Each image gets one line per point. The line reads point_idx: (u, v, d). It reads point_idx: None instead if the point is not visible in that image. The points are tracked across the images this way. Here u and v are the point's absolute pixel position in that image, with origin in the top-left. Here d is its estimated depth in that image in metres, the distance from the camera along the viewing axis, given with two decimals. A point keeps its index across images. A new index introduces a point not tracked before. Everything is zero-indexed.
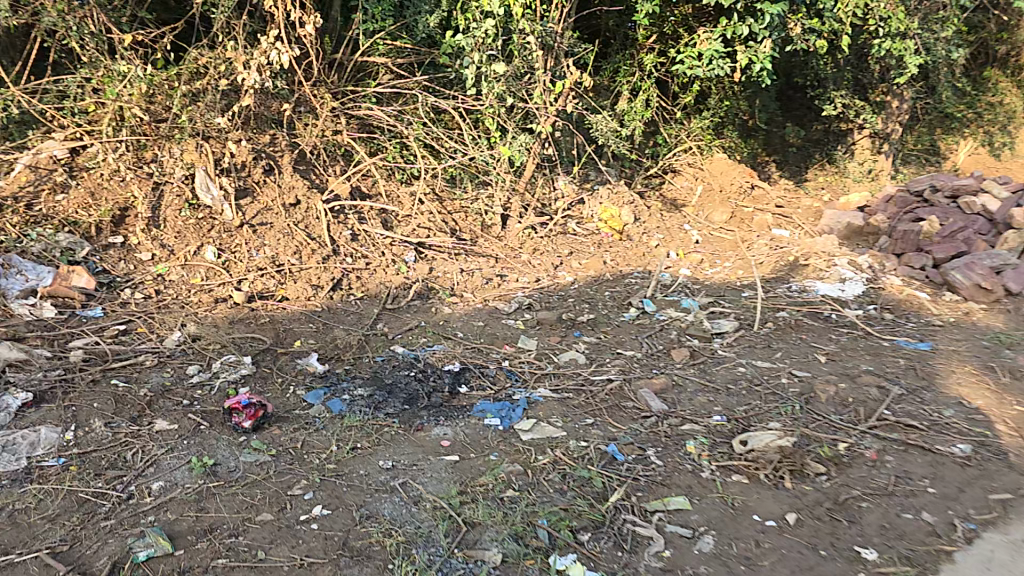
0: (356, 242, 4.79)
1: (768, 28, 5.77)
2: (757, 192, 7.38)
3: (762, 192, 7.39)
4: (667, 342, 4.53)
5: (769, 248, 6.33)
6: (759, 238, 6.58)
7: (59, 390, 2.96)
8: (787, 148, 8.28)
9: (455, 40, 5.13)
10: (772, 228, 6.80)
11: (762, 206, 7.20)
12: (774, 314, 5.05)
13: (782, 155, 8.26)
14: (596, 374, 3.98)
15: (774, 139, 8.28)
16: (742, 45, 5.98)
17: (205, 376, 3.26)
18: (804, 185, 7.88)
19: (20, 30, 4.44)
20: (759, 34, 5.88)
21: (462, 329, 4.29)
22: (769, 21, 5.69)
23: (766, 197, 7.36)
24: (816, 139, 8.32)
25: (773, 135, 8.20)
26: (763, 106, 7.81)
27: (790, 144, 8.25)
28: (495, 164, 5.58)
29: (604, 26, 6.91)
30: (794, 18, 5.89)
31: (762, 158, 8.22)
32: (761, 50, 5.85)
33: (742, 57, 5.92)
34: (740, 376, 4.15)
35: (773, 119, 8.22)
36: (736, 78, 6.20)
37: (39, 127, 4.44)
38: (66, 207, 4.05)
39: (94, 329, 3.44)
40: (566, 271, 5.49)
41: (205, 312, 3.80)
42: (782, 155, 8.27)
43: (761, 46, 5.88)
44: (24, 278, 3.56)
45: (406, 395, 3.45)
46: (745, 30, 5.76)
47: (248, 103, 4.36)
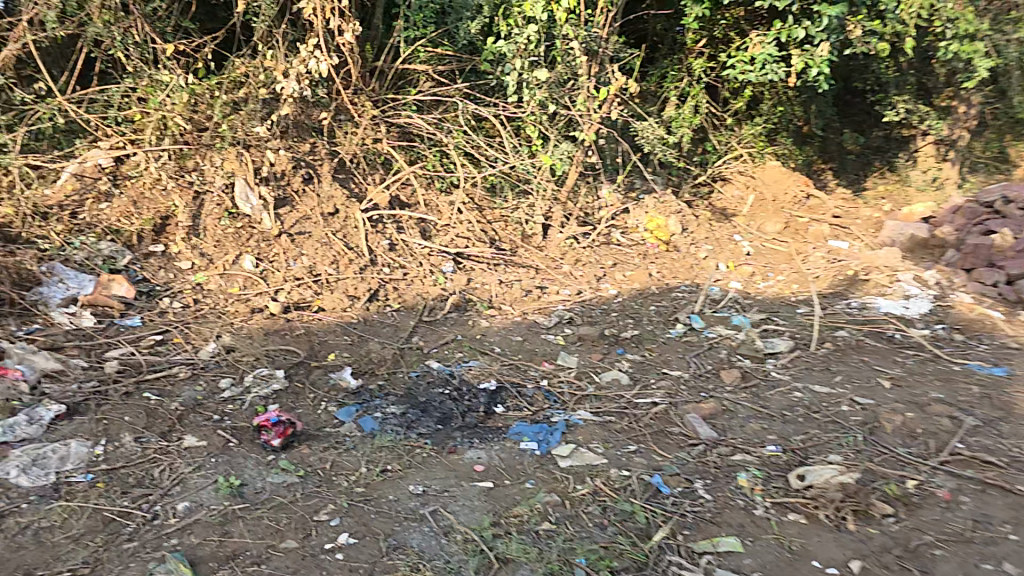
0: (394, 252, 4.70)
1: (826, 31, 5.43)
2: (814, 202, 7.05)
3: (819, 202, 7.08)
4: (716, 362, 4.28)
5: (827, 261, 5.99)
6: (816, 251, 6.24)
7: (93, 402, 2.83)
8: (844, 155, 7.89)
9: (496, 46, 5.01)
10: (829, 239, 6.46)
11: (818, 216, 6.87)
12: (833, 334, 4.74)
13: (839, 163, 7.87)
14: (639, 396, 3.77)
15: (831, 146, 7.87)
16: (797, 49, 5.69)
17: (237, 391, 3.15)
18: (864, 194, 7.49)
19: (68, 41, 4.52)
20: (816, 37, 5.57)
21: (499, 344, 4.14)
22: (827, 23, 5.35)
23: (823, 208, 7.01)
24: (875, 146, 7.89)
25: (831, 141, 7.81)
26: (820, 113, 7.40)
27: (848, 151, 7.86)
28: (536, 173, 5.43)
29: (651, 30, 6.71)
30: (853, 20, 5.52)
31: (819, 166, 7.83)
32: (817, 54, 5.54)
33: (797, 62, 5.63)
34: (797, 403, 3.87)
35: (830, 125, 7.71)
36: (791, 84, 5.89)
37: (84, 135, 4.50)
38: (109, 216, 4.07)
39: (132, 338, 3.38)
40: (609, 283, 5.29)
41: (241, 323, 3.75)
42: (839, 163, 7.89)
43: (818, 49, 5.57)
44: (65, 286, 3.56)
45: (440, 414, 3.32)
46: (800, 33, 5.46)
47: (287, 112, 4.32)
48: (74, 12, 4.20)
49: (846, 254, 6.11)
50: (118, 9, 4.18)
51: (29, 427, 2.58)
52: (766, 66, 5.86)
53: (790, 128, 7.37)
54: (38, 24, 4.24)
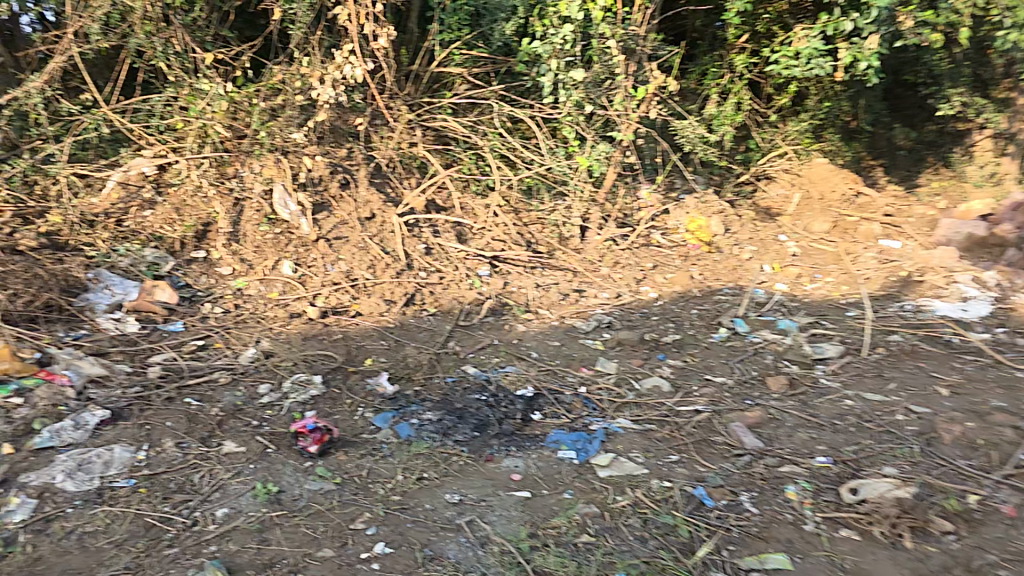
0: (430, 256, 4.69)
1: (875, 22, 5.22)
2: (863, 200, 6.78)
3: (868, 200, 6.81)
4: (762, 369, 4.14)
5: (878, 262, 5.75)
6: (866, 251, 5.99)
7: (136, 407, 2.83)
8: (895, 151, 7.59)
9: (532, 48, 4.93)
10: (879, 239, 6.21)
11: (868, 214, 6.61)
12: (885, 339, 4.53)
13: (889, 159, 7.60)
14: (680, 404, 3.67)
15: (880, 142, 7.61)
16: (844, 42, 5.49)
17: (275, 397, 3.15)
18: (916, 191, 7.20)
19: (112, 52, 4.63)
20: (864, 29, 5.36)
21: (536, 349, 4.08)
22: (876, 15, 5.14)
23: (874, 206, 6.74)
24: (929, 141, 7.45)
25: (880, 137, 7.51)
26: (869, 107, 7.14)
27: (899, 147, 7.51)
28: (573, 175, 5.34)
29: (691, 26, 6.57)
30: (904, 11, 5.29)
31: (868, 162, 7.58)
32: (866, 46, 5.32)
33: (845, 55, 5.41)
34: (848, 411, 3.71)
35: (880, 120, 7.49)
36: (838, 78, 5.68)
37: (129, 144, 4.60)
38: (153, 223, 4.16)
39: (174, 344, 3.42)
40: (649, 286, 5.17)
41: (280, 328, 3.78)
42: (890, 160, 7.61)
43: (867, 42, 5.36)
44: (110, 293, 3.62)
45: (477, 421, 3.27)
46: (848, 25, 5.25)
47: (322, 118, 4.35)
48: (118, 24, 4.30)
49: (898, 254, 5.86)
50: (160, 20, 4.27)
51: (75, 432, 2.58)
52: (812, 61, 5.67)
53: (838, 124, 7.13)
54: (83, 37, 4.35)
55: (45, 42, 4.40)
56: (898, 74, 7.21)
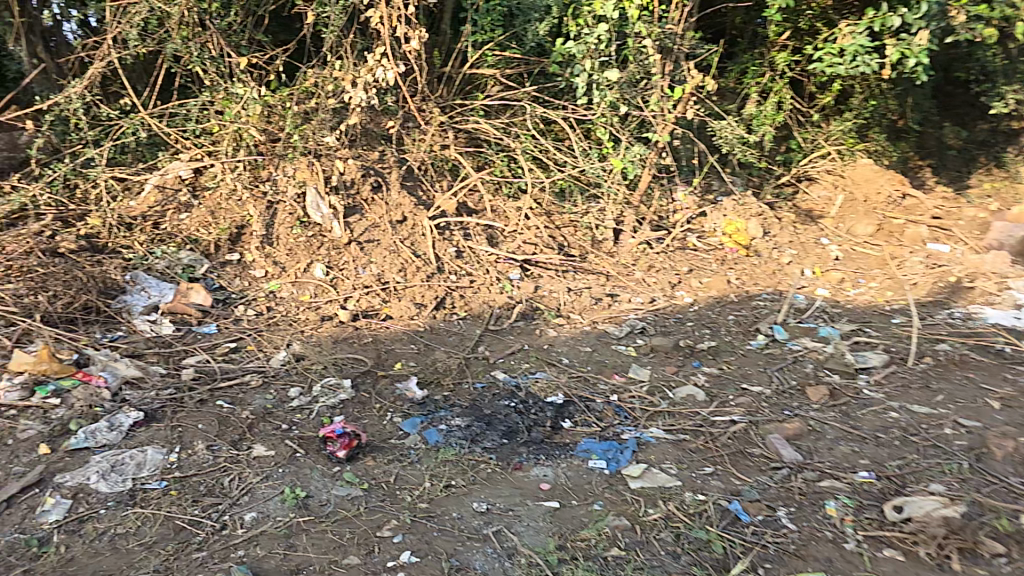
0: (461, 260, 4.66)
1: (925, 17, 5.03)
2: (909, 202, 6.54)
3: (915, 202, 6.56)
4: (801, 378, 4.00)
5: (925, 267, 5.53)
6: (912, 256, 5.77)
7: (169, 409, 2.85)
8: (944, 150, 7.28)
9: (566, 48, 4.88)
10: (927, 243, 5.99)
11: (914, 216, 6.37)
12: (933, 348, 4.33)
13: (938, 159, 7.28)
14: (716, 414, 3.57)
15: (929, 141, 7.24)
16: (892, 38, 5.29)
17: (305, 401, 3.14)
18: (966, 192, 6.92)
19: (150, 57, 4.71)
20: (913, 25, 5.17)
21: (568, 355, 4.01)
22: (926, 9, 4.96)
23: (921, 208, 6.48)
24: (979, 140, 7.23)
25: (929, 136, 7.25)
26: (916, 106, 6.90)
27: (949, 146, 7.24)
28: (607, 177, 5.24)
29: (730, 23, 6.41)
30: (957, 5, 5.09)
31: (915, 163, 7.23)
32: (915, 42, 5.12)
33: (893, 52, 5.21)
34: (892, 424, 3.56)
35: (929, 119, 7.19)
36: (884, 76, 5.49)
37: (166, 148, 4.68)
38: (188, 225, 4.23)
39: (208, 346, 3.46)
40: (684, 291, 5.06)
41: (311, 331, 3.79)
42: (938, 159, 7.30)
43: (916, 37, 5.16)
44: (147, 295, 3.68)
45: (506, 428, 3.22)
46: (896, 21, 5.07)
47: (354, 121, 4.37)
48: (155, 29, 4.38)
49: (947, 260, 5.65)
50: (196, 25, 4.33)
51: (109, 433, 2.60)
52: (857, 58, 5.49)
53: (883, 123, 6.90)
54: (122, 43, 4.44)
55: (85, 48, 4.50)
56: (950, 70, 7.03)
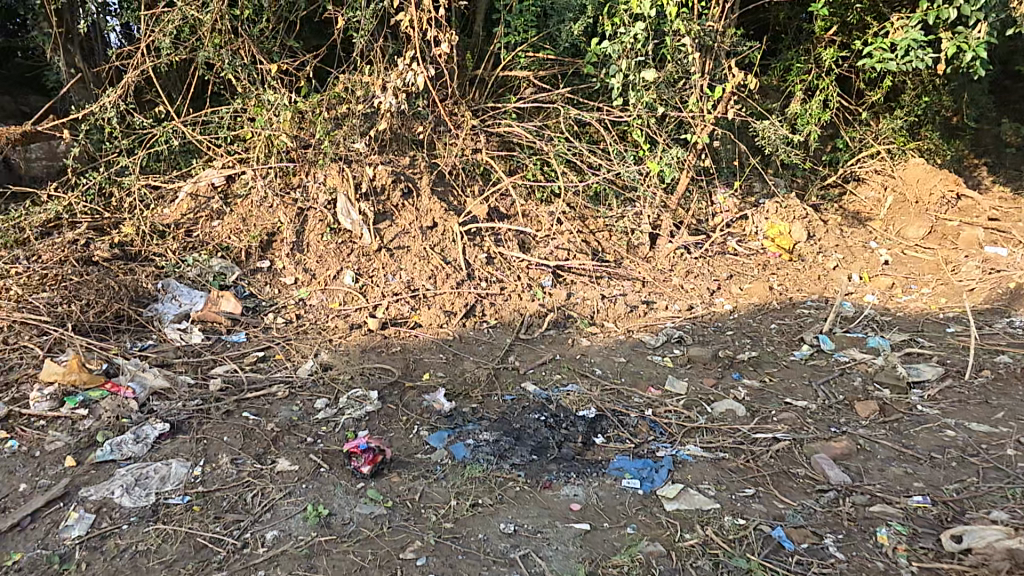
0: (492, 266, 4.58)
1: (983, 9, 4.77)
2: (964, 203, 6.23)
3: (970, 203, 6.22)
4: (849, 393, 3.78)
5: (982, 273, 5.24)
6: (968, 260, 5.47)
7: (195, 420, 2.83)
8: (1002, 148, 7.01)
9: (601, 48, 4.74)
10: (983, 245, 5.68)
11: (970, 218, 6.04)
12: (992, 360, 4.06)
13: (995, 158, 7.01)
14: (757, 431, 3.39)
15: (986, 139, 7.12)
16: (948, 32, 5.03)
17: (330, 413, 3.08)
18: None
19: (184, 65, 4.76)
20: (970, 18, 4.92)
21: (601, 365, 3.88)
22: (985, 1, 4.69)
23: (976, 210, 6.14)
24: None
25: (985, 133, 7.10)
26: (973, 102, 6.75)
27: (1007, 144, 6.99)
28: (643, 180, 5.08)
29: (773, 19, 6.13)
30: None
31: (971, 161, 7.00)
32: (973, 35, 4.87)
33: (948, 46, 4.94)
34: (949, 444, 3.32)
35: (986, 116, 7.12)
36: (939, 72, 5.23)
37: (200, 155, 4.73)
38: (220, 233, 4.26)
39: (236, 355, 3.44)
40: (723, 297, 4.88)
41: (340, 339, 3.75)
42: (995, 158, 7.01)
43: (973, 31, 4.91)
44: (178, 303, 3.69)
45: (535, 444, 3.10)
46: (952, 14, 4.78)
47: (384, 126, 4.34)
48: (188, 37, 4.41)
49: (1006, 264, 5.34)
50: (229, 32, 4.34)
51: (135, 445, 2.59)
52: (909, 53, 5.22)
53: (937, 120, 6.62)
54: (157, 52, 4.49)
55: (120, 56, 4.56)
56: (1006, 64, 6.96)
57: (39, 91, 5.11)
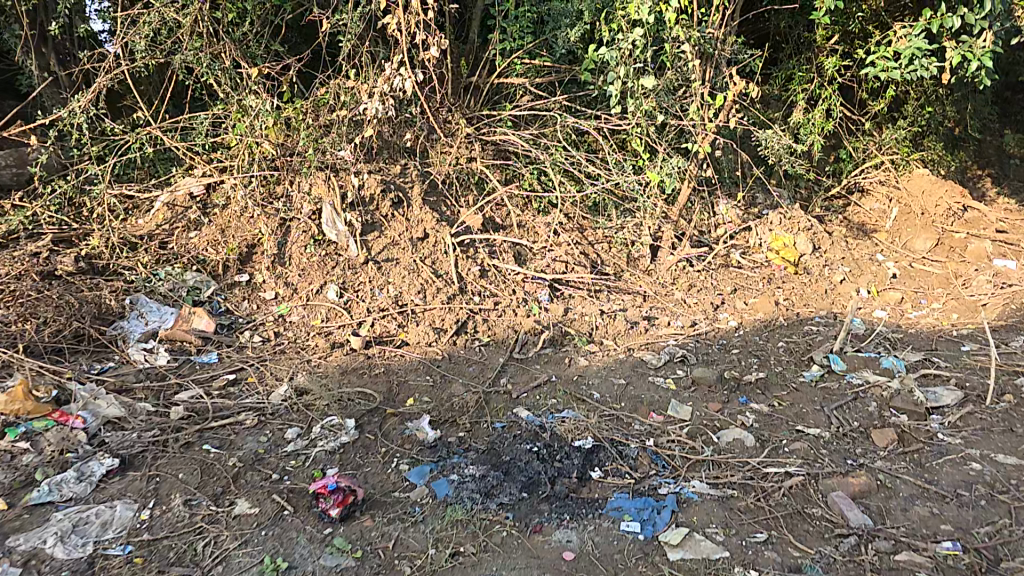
0: (486, 279, 4.33)
1: (988, 17, 4.67)
2: (971, 215, 6.02)
3: (977, 216, 6.02)
4: (864, 420, 3.50)
5: (994, 287, 5.01)
6: (979, 274, 5.24)
7: (149, 454, 2.59)
8: (1005, 158, 7.21)
9: (598, 54, 4.44)
10: (993, 259, 5.45)
11: (978, 231, 5.82)
12: (1013, 383, 3.80)
13: (999, 168, 7.16)
14: (768, 464, 3.12)
15: (987, 149, 7.22)
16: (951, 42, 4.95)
17: (301, 444, 2.82)
18: None
19: (161, 67, 4.51)
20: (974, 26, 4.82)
21: (599, 388, 3.62)
22: (989, 10, 4.60)
23: (984, 222, 5.94)
24: None
25: (987, 144, 7.20)
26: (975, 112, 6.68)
27: (1009, 154, 7.18)
28: (644, 191, 4.83)
29: (774, 28, 5.86)
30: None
31: (975, 172, 7.10)
32: (978, 44, 4.77)
33: (953, 55, 4.85)
34: (976, 479, 3.05)
35: (989, 127, 7.19)
36: (943, 80, 5.12)
37: (179, 163, 4.48)
38: (197, 244, 4.02)
39: (204, 378, 3.19)
40: (728, 313, 4.63)
41: (320, 360, 3.50)
42: (999, 168, 7.18)
43: (978, 40, 4.82)
44: (145, 321, 3.45)
45: (526, 479, 2.84)
46: (956, 22, 4.69)
47: (370, 133, 4.08)
48: (164, 39, 4.13)
49: (1020, 279, 5.12)
50: (210, 34, 4.06)
51: (77, 485, 2.35)
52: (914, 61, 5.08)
53: (940, 130, 6.46)
54: (132, 55, 4.23)
55: (92, 60, 4.30)
56: (1008, 76, 6.94)
57: (11, 95, 4.90)
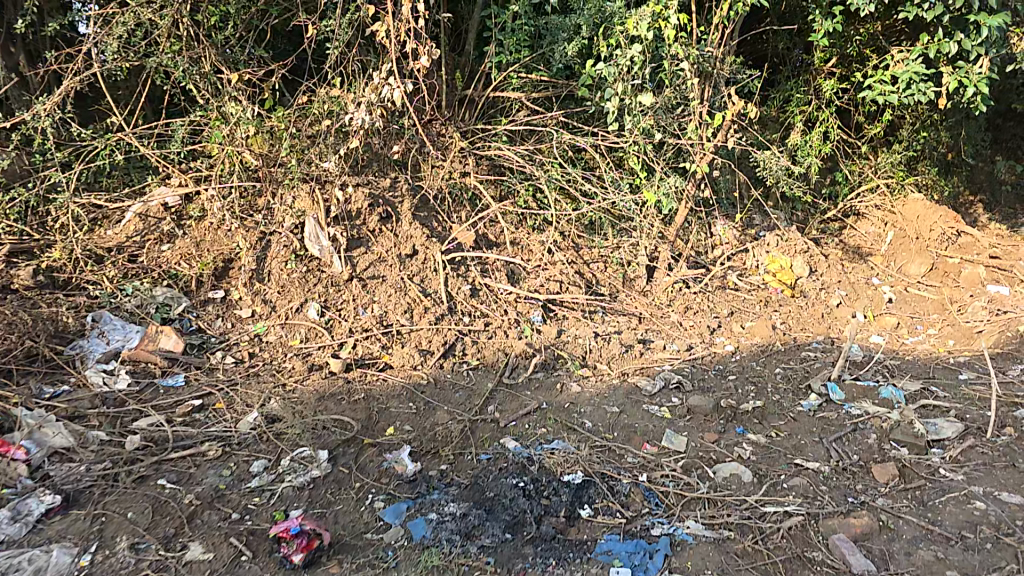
0: (477, 299, 4.13)
1: (985, 44, 4.59)
2: (965, 240, 5.81)
3: (971, 240, 5.82)
4: (864, 453, 3.30)
5: (990, 314, 4.85)
6: (974, 300, 5.09)
7: (97, 490, 2.40)
8: (997, 186, 7.15)
9: (595, 69, 4.31)
10: (987, 284, 5.30)
11: (972, 256, 5.64)
12: (1013, 414, 3.60)
13: (990, 195, 7.12)
14: (766, 503, 2.91)
15: (981, 176, 7.16)
16: (948, 67, 4.87)
17: (267, 479, 2.61)
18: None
19: (136, 69, 4.30)
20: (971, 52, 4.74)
21: (591, 417, 3.41)
22: (986, 36, 4.52)
23: (978, 247, 5.75)
24: None
25: (981, 170, 7.14)
26: (970, 138, 6.61)
27: (1002, 181, 7.12)
28: (640, 211, 4.66)
29: (772, 49, 5.76)
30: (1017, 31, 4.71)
31: (967, 198, 7.04)
32: (974, 70, 4.70)
33: (949, 80, 4.77)
34: (982, 520, 2.83)
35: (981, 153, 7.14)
36: (940, 105, 5.04)
37: (155, 171, 4.26)
38: (169, 258, 3.79)
39: (167, 404, 2.97)
40: (725, 337, 4.43)
41: (296, 384, 3.28)
42: (990, 195, 7.14)
43: (973, 66, 4.74)
44: (106, 340, 3.23)
45: (509, 518, 2.62)
46: (953, 47, 4.62)
47: (355, 145, 3.89)
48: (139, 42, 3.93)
49: (1015, 304, 4.96)
50: (189, 38, 3.89)
51: (10, 526, 2.16)
52: (911, 86, 5.00)
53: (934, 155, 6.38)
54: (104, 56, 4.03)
55: (60, 60, 4.08)
56: (1002, 103, 6.89)
57: None
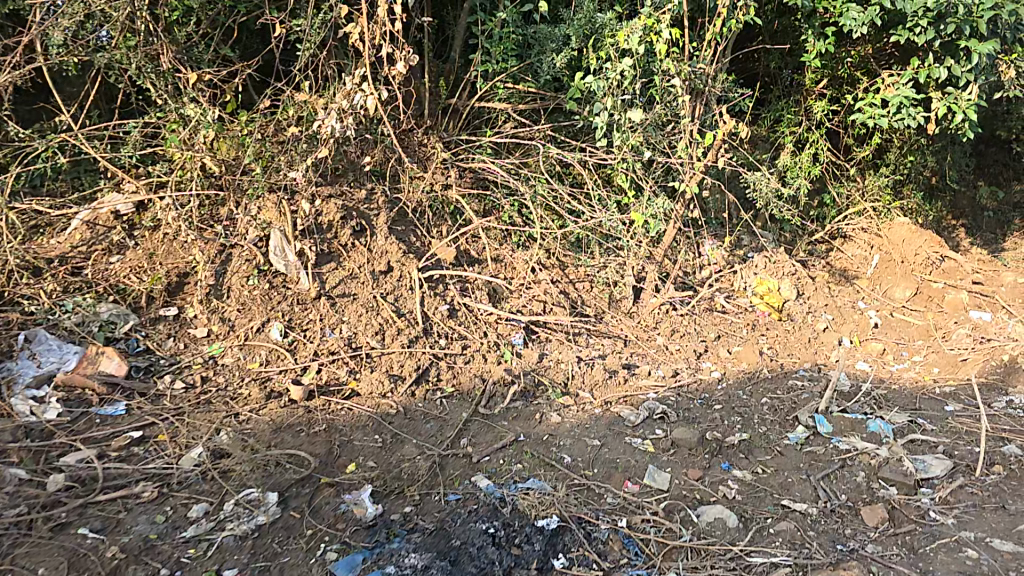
0: (454, 319, 3.88)
1: (975, 71, 4.46)
2: (947, 265, 5.70)
3: (954, 265, 5.71)
4: (853, 493, 3.07)
5: (974, 341, 4.69)
6: (958, 327, 4.93)
7: (6, 541, 2.19)
8: (981, 211, 7.08)
9: (584, 83, 4.10)
10: (969, 310, 5.17)
11: (955, 281, 5.52)
12: (1000, 451, 3.40)
13: (972, 220, 7.05)
14: (753, 552, 2.68)
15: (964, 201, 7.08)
16: (937, 92, 4.74)
17: (206, 528, 2.38)
18: (1003, 256, 6.40)
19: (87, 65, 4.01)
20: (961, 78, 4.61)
21: (570, 452, 3.17)
22: (976, 63, 4.40)
23: (960, 272, 5.64)
24: (1013, 201, 7.19)
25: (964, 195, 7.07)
26: (955, 162, 6.53)
27: (985, 207, 7.07)
28: (627, 231, 4.45)
29: (763, 68, 5.58)
30: (1007, 59, 4.59)
31: (950, 222, 6.92)
32: (964, 97, 4.57)
33: (939, 106, 4.64)
34: (975, 571, 2.61)
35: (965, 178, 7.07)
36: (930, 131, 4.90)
37: (108, 176, 3.98)
38: (119, 271, 3.52)
39: (102, 437, 2.72)
40: (711, 362, 4.23)
41: (251, 414, 3.00)
42: (973, 220, 7.07)
43: (963, 92, 4.62)
44: (38, 363, 2.97)
45: (475, 571, 2.36)
46: (943, 73, 4.49)
47: (325, 154, 3.63)
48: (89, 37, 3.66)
49: (998, 332, 4.82)
50: (146, 34, 3.62)
51: None
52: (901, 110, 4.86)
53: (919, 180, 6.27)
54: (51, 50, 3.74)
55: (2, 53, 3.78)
56: (987, 129, 6.83)
57: None
